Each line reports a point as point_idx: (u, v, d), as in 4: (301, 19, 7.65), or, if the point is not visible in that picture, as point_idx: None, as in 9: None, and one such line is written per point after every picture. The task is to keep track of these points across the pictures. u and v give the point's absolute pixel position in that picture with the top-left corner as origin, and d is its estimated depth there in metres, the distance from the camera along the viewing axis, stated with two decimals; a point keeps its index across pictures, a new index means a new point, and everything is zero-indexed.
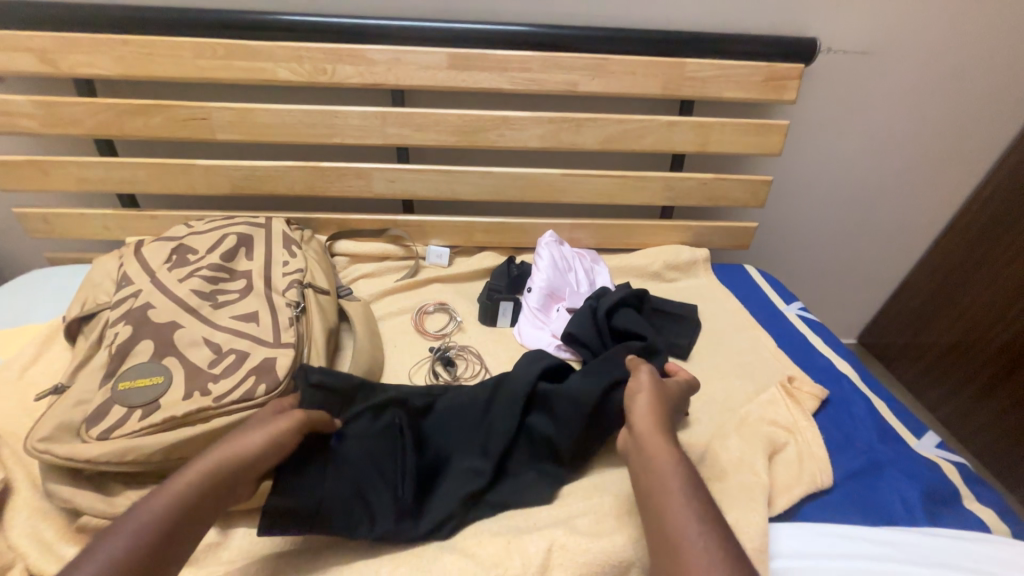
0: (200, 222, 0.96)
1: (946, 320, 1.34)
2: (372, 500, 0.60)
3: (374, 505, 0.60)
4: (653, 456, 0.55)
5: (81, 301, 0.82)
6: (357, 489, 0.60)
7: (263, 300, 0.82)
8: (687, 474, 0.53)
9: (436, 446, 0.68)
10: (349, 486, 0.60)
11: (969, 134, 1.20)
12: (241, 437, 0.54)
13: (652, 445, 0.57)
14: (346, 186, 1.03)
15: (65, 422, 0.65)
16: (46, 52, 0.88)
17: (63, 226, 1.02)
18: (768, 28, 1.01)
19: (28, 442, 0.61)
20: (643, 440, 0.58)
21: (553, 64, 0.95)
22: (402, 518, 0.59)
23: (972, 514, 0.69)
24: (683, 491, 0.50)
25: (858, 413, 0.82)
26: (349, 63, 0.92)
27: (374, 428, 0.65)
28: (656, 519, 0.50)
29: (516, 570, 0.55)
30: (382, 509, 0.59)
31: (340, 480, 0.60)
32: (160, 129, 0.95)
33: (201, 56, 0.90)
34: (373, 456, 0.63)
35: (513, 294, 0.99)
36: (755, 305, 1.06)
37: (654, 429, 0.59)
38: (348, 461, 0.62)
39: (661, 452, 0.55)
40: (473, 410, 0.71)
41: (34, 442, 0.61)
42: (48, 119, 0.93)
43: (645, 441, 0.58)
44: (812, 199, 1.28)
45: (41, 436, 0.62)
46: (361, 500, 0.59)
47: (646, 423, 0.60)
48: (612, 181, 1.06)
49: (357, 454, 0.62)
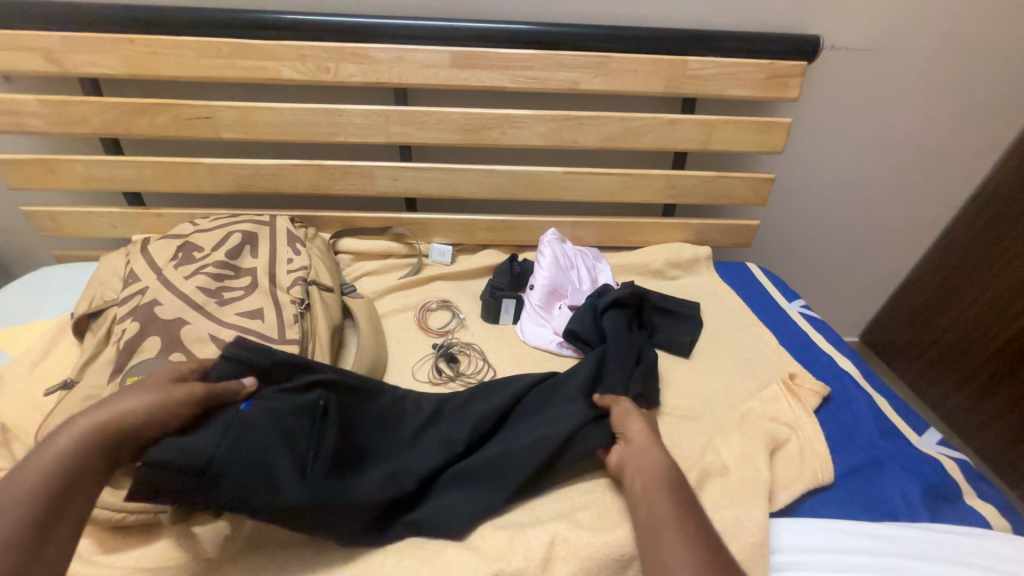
0: (206, 220, 0.96)
1: (949, 319, 1.34)
2: (274, 471, 0.56)
3: (275, 476, 0.56)
4: (645, 462, 0.60)
5: (88, 298, 0.83)
6: (259, 453, 0.56)
7: (268, 297, 0.83)
8: (675, 478, 0.57)
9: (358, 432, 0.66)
10: (250, 455, 0.56)
11: (973, 132, 1.20)
12: (118, 404, 0.52)
13: (647, 452, 0.61)
14: (349, 184, 1.04)
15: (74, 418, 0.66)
16: (52, 51, 0.89)
17: (70, 224, 1.03)
18: (770, 25, 1.02)
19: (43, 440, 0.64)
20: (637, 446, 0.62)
21: (555, 62, 0.95)
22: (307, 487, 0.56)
23: (974, 511, 0.69)
24: (674, 497, 0.54)
25: (860, 410, 0.82)
26: (352, 61, 0.93)
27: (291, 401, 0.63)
28: (642, 513, 0.54)
29: (518, 563, 0.55)
30: (286, 477, 0.56)
31: (237, 445, 0.56)
32: (165, 128, 0.96)
33: (206, 55, 0.91)
34: (282, 427, 0.60)
35: (516, 292, 1.00)
36: (757, 302, 1.06)
37: (649, 439, 0.63)
38: (256, 429, 0.58)
39: (653, 458, 0.60)
40: (411, 412, 0.71)
41: None
42: (55, 118, 0.94)
43: (639, 447, 0.62)
44: (815, 196, 1.28)
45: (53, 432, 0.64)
46: (267, 471, 0.56)
47: (643, 432, 0.64)
48: (614, 179, 1.06)
49: (261, 423, 0.59)
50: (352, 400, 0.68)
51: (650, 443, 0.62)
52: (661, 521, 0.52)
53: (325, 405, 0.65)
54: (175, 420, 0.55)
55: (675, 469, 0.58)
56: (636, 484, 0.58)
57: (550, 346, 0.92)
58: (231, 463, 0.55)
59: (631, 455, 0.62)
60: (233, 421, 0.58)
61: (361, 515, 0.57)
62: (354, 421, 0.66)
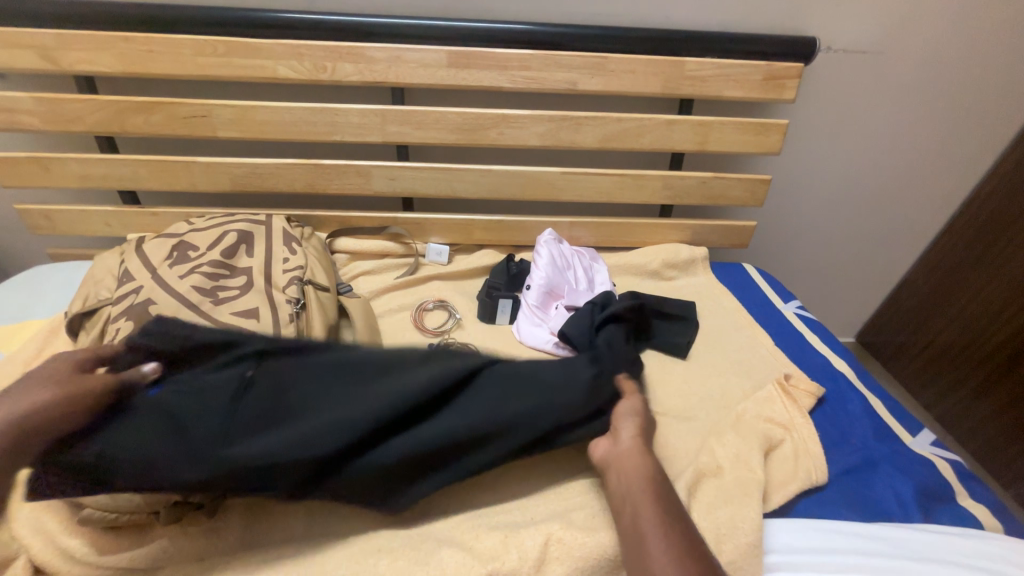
0: (201, 219, 0.96)
1: (944, 320, 1.34)
2: (182, 448, 0.54)
3: (183, 453, 0.54)
4: (629, 468, 0.59)
5: (82, 296, 0.83)
6: (169, 434, 0.55)
7: (264, 297, 0.83)
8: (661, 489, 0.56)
9: (288, 393, 0.61)
10: (185, 439, 0.55)
11: (968, 134, 1.20)
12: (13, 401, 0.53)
13: (632, 460, 0.59)
14: (346, 184, 1.04)
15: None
16: (47, 49, 0.88)
17: (65, 223, 1.02)
18: (767, 27, 1.02)
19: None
20: (623, 453, 0.61)
21: (553, 62, 0.95)
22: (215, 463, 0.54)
23: (966, 511, 0.69)
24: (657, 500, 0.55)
25: (854, 411, 0.82)
26: (349, 61, 0.93)
27: (207, 377, 0.60)
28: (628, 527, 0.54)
29: (512, 563, 0.56)
30: (193, 456, 0.54)
31: (144, 431, 0.55)
32: (161, 126, 0.96)
33: (202, 53, 0.90)
34: (195, 404, 0.57)
35: (512, 292, 1.00)
36: (753, 303, 1.07)
37: (635, 446, 0.61)
38: (184, 415, 0.57)
39: (639, 467, 0.58)
40: (351, 367, 0.64)
41: None
42: (50, 116, 0.94)
43: (623, 455, 0.60)
44: (811, 198, 1.28)
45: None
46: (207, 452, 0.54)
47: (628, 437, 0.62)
48: (611, 180, 1.07)
49: (171, 404, 0.57)
50: (281, 362, 0.63)
51: (637, 451, 0.60)
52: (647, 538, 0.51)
53: (247, 375, 0.61)
54: (76, 411, 0.55)
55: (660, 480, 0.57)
56: (622, 496, 0.57)
57: (547, 346, 0.92)
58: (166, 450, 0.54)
59: (614, 463, 0.60)
60: (140, 410, 0.57)
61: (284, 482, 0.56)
62: (281, 380, 0.61)
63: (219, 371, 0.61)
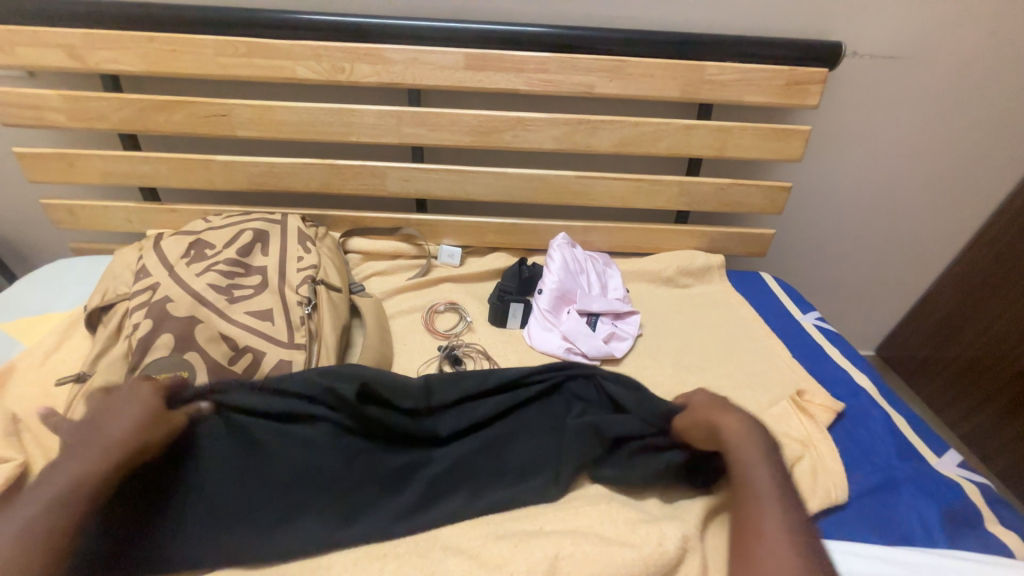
0: (218, 217, 0.97)
1: (970, 335, 1.30)
2: (210, 522, 0.57)
3: (216, 528, 0.56)
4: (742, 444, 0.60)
5: (102, 291, 0.84)
6: (212, 507, 0.58)
7: (277, 297, 0.84)
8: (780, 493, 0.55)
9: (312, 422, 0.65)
10: (214, 508, 0.58)
11: (997, 145, 1.16)
12: (73, 455, 0.55)
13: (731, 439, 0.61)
14: (361, 184, 1.04)
15: None
16: (75, 48, 0.90)
17: (87, 218, 1.04)
18: (790, 32, 1.00)
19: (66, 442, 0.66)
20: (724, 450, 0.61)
21: (570, 65, 0.94)
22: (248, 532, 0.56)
23: (995, 537, 0.66)
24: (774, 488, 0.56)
25: (877, 428, 0.79)
26: (367, 62, 0.93)
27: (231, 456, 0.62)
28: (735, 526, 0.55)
29: (521, 574, 0.53)
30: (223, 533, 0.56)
31: (177, 511, 0.57)
32: (182, 124, 0.97)
33: (224, 53, 0.91)
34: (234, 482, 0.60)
35: (524, 296, 0.99)
36: (770, 313, 1.04)
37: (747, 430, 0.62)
38: (239, 492, 0.59)
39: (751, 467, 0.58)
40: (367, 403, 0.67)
41: None
42: (75, 113, 0.96)
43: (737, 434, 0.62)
44: (831, 207, 1.25)
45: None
46: (265, 507, 0.58)
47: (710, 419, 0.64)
48: (627, 185, 1.05)
49: (201, 485, 0.59)
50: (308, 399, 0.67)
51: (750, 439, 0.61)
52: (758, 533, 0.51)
53: (268, 439, 0.64)
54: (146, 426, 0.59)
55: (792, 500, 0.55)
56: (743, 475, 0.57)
57: (558, 352, 0.91)
58: (174, 495, 0.58)
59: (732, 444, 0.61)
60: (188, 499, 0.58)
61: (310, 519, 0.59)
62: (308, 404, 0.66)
63: (233, 449, 0.62)
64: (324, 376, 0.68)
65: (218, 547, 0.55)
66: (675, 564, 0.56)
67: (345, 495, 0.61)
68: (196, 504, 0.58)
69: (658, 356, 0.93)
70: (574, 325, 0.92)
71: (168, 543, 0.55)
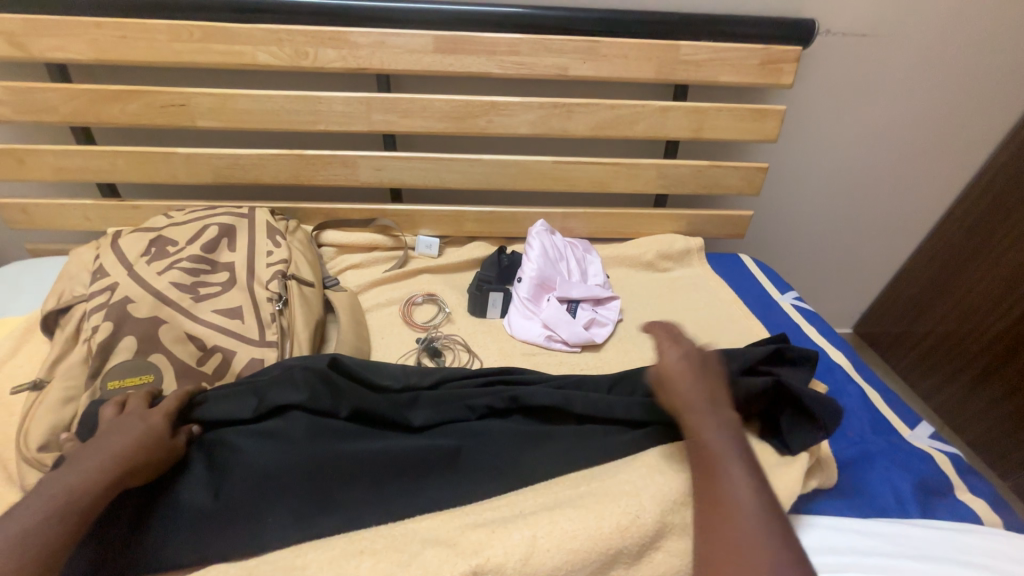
0: (181, 212, 0.93)
1: (943, 309, 1.33)
2: (196, 528, 0.53)
3: (204, 532, 0.53)
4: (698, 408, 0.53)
5: (57, 293, 0.80)
6: (195, 512, 0.54)
7: (246, 294, 0.81)
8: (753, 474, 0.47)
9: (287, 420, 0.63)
10: (198, 513, 0.54)
11: (966, 122, 1.18)
12: (72, 469, 0.50)
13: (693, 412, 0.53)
14: (332, 174, 1.01)
15: (55, 425, 0.66)
16: (15, 35, 0.85)
17: (42, 217, 0.99)
18: (764, 10, 0.98)
19: (24, 453, 0.63)
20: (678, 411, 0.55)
21: (543, 47, 0.92)
22: (239, 531, 0.54)
23: (965, 505, 0.68)
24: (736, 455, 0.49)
25: (851, 404, 0.81)
26: (331, 46, 0.89)
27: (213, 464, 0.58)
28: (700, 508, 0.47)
29: (498, 559, 0.51)
30: (212, 535, 0.53)
31: (160, 521, 0.54)
32: (138, 115, 0.92)
33: (178, 39, 0.87)
34: (220, 486, 0.57)
35: (503, 285, 0.98)
36: (750, 295, 1.05)
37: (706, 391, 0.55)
38: (224, 493, 0.56)
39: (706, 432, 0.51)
40: (339, 398, 0.65)
41: (32, 453, 0.63)
42: (21, 106, 0.90)
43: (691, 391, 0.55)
44: (807, 187, 1.26)
45: (39, 447, 0.63)
46: (254, 505, 0.56)
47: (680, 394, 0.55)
48: (604, 169, 1.04)
49: (182, 493, 0.55)
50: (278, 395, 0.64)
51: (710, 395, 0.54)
52: (729, 527, 0.43)
53: (250, 440, 0.61)
54: (151, 449, 0.54)
55: (765, 482, 0.47)
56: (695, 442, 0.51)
57: (538, 340, 0.91)
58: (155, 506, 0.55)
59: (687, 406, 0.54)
60: (168, 507, 0.54)
61: (303, 513, 0.56)
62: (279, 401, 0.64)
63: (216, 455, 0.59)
64: (287, 375, 0.65)
65: (209, 548, 0.53)
66: (653, 540, 0.55)
67: (339, 485, 0.58)
68: (180, 509, 0.54)
69: (639, 341, 0.93)
70: (554, 312, 0.91)
71: (156, 551, 0.52)
